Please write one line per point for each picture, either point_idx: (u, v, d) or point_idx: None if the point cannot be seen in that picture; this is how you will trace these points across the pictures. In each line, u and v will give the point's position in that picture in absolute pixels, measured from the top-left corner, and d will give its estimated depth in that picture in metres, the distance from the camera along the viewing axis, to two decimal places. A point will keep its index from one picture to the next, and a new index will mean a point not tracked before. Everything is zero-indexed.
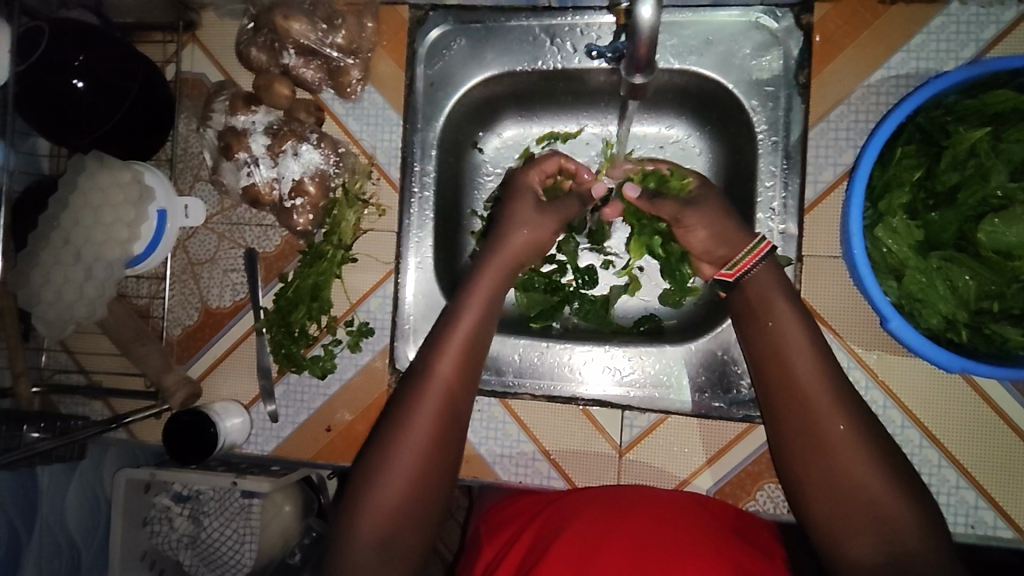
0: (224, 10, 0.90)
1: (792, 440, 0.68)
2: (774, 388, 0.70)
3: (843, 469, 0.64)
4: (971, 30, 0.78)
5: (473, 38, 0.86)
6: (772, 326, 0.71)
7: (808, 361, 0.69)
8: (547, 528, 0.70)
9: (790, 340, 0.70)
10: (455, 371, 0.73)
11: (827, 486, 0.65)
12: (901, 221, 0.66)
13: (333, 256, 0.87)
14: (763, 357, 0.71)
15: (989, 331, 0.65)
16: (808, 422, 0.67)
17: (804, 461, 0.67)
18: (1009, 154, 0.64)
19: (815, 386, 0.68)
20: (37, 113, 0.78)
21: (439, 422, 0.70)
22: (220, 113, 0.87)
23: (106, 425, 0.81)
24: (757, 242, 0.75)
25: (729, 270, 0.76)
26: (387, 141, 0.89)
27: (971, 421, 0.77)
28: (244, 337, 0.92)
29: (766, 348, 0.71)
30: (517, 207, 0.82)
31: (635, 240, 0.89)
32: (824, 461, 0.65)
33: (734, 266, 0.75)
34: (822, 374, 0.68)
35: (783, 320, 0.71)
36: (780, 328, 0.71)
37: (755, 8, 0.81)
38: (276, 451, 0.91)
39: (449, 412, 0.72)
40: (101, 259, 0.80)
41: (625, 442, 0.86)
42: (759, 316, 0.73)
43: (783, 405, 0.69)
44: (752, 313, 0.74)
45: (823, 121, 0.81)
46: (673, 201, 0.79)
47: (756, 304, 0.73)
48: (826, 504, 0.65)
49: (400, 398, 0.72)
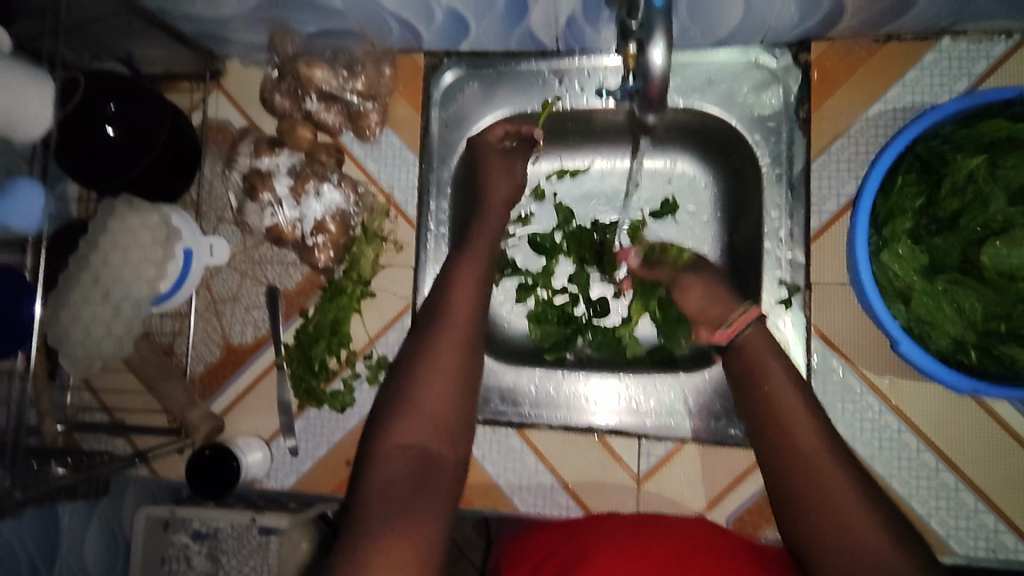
0: (248, 60, 0.95)
1: (790, 481, 0.69)
2: (768, 434, 0.72)
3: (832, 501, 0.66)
4: (963, 65, 0.82)
5: (485, 81, 0.91)
6: (767, 386, 0.74)
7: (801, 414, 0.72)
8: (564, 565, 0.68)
9: (778, 378, 0.74)
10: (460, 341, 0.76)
11: (826, 525, 0.65)
12: (905, 246, 0.69)
13: (353, 291, 0.90)
14: (756, 409, 0.74)
15: (999, 352, 0.66)
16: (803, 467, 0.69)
17: (802, 501, 0.68)
18: (1007, 180, 0.66)
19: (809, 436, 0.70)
20: (71, 160, 0.79)
21: (438, 422, 0.73)
22: (245, 157, 0.91)
23: (131, 460, 0.83)
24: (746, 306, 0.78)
25: (723, 330, 0.78)
26: (404, 180, 0.93)
27: (987, 443, 0.78)
28: (265, 373, 0.93)
29: (759, 401, 0.74)
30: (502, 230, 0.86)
31: (637, 302, 0.92)
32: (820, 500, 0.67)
33: (729, 325, 0.78)
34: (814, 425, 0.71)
35: (777, 378, 0.74)
36: (773, 385, 0.74)
37: (755, 48, 0.85)
38: (295, 486, 0.92)
39: (459, 378, 0.75)
40: (129, 297, 0.82)
41: (642, 472, 0.87)
42: (752, 373, 0.75)
43: (775, 453, 0.71)
44: (744, 366, 0.77)
45: (825, 153, 0.85)
46: (670, 267, 0.87)
47: (751, 365, 0.76)
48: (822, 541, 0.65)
49: (398, 401, 0.75)
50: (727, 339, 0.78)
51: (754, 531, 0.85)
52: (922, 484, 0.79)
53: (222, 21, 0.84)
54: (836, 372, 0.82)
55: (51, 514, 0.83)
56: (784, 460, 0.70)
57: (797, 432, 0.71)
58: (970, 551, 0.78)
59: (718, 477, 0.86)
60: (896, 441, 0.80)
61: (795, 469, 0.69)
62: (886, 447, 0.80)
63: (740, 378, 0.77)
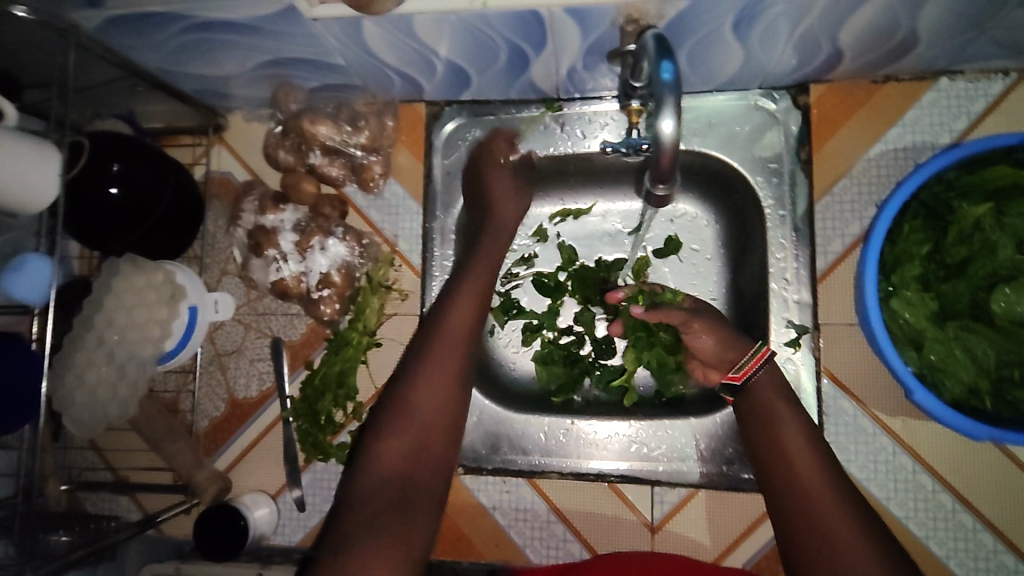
0: (250, 114, 0.95)
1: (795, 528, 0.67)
2: (775, 477, 0.71)
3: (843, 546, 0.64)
4: (962, 104, 0.82)
5: (487, 129, 0.91)
6: (776, 429, 0.73)
7: (810, 460, 0.70)
8: None
9: (785, 419, 0.73)
10: (461, 334, 0.80)
11: (827, 573, 0.63)
12: (914, 292, 0.69)
13: (359, 341, 0.89)
14: (764, 452, 0.73)
15: (1013, 398, 0.66)
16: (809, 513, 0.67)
17: (809, 551, 0.65)
18: (1013, 228, 0.66)
19: (819, 481, 0.69)
20: (77, 222, 0.79)
21: (432, 414, 0.76)
22: (249, 214, 0.91)
23: (141, 527, 0.80)
24: (758, 347, 0.77)
25: (735, 373, 0.76)
26: (408, 229, 0.93)
27: (1003, 483, 0.78)
28: (270, 426, 0.92)
29: (768, 443, 0.73)
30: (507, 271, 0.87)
31: (630, 351, 0.89)
32: (824, 546, 0.65)
33: (741, 368, 0.76)
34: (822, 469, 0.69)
35: (788, 421, 0.73)
36: (784, 429, 0.72)
37: (753, 91, 0.86)
38: (303, 542, 0.91)
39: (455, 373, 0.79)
40: (134, 357, 0.82)
41: (656, 519, 0.86)
42: (762, 414, 0.74)
43: (784, 498, 0.69)
44: (754, 411, 0.75)
45: (828, 194, 0.85)
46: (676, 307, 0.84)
47: (760, 408, 0.75)
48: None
49: (398, 390, 0.78)
50: (738, 381, 0.76)
51: None
52: (940, 525, 0.78)
53: (225, 80, 0.85)
54: (848, 413, 0.81)
55: None
56: (792, 505, 0.68)
57: (805, 476, 0.69)
58: None
59: (733, 523, 0.85)
60: (912, 482, 0.79)
61: (798, 514, 0.67)
62: (901, 488, 0.79)
63: (750, 416, 0.75)
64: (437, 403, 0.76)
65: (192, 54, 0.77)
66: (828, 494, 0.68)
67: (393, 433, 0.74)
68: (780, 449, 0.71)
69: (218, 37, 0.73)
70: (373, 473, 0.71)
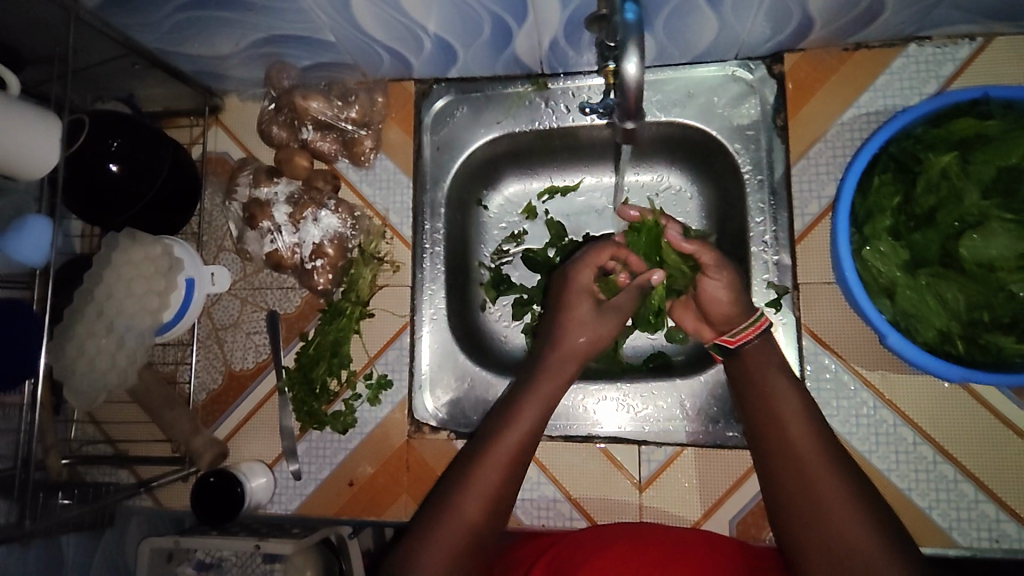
0: (245, 95, 0.98)
1: (784, 485, 0.69)
2: (766, 444, 0.72)
3: (836, 524, 0.64)
4: (931, 68, 0.85)
5: (474, 105, 0.94)
6: (765, 390, 0.75)
7: (800, 419, 0.72)
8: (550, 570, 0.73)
9: (775, 384, 0.75)
10: (545, 404, 0.79)
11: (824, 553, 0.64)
12: (886, 243, 0.72)
13: (352, 312, 0.92)
14: (757, 414, 0.75)
15: (984, 341, 0.69)
16: (797, 468, 0.69)
17: (794, 511, 0.67)
18: (978, 174, 0.70)
19: (807, 440, 0.70)
20: (77, 198, 0.82)
21: (518, 456, 0.75)
22: (244, 187, 0.94)
23: (135, 489, 0.85)
24: (757, 315, 0.79)
25: (729, 337, 0.80)
26: (399, 203, 0.96)
27: (981, 434, 0.79)
28: (267, 397, 0.95)
29: (761, 404, 0.75)
30: (574, 311, 0.84)
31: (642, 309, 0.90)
32: (819, 524, 0.65)
33: (735, 333, 0.79)
34: (810, 429, 0.71)
35: (772, 378, 0.76)
36: (773, 388, 0.75)
37: (730, 62, 0.89)
38: (299, 510, 0.92)
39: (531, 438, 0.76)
40: (133, 328, 0.84)
41: (644, 478, 0.88)
42: (753, 379, 0.77)
43: (775, 457, 0.71)
44: (743, 374, 0.78)
45: (804, 158, 0.87)
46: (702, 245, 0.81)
47: (750, 371, 0.77)
48: (806, 544, 0.66)
49: (475, 447, 0.75)
50: (733, 346, 0.80)
51: (759, 533, 0.84)
52: (921, 476, 0.80)
53: (220, 59, 0.88)
54: (829, 369, 0.83)
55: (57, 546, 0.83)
56: (777, 462, 0.71)
57: (794, 436, 0.71)
58: (973, 542, 0.78)
59: (720, 479, 0.86)
60: (893, 435, 0.81)
61: (795, 486, 0.68)
62: (882, 441, 0.81)
63: (742, 381, 0.78)
64: (523, 447, 0.75)
65: (188, 33, 0.80)
66: (817, 454, 0.69)
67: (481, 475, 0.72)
68: (771, 409, 0.73)
69: (214, 15, 0.76)
70: (452, 512, 0.70)
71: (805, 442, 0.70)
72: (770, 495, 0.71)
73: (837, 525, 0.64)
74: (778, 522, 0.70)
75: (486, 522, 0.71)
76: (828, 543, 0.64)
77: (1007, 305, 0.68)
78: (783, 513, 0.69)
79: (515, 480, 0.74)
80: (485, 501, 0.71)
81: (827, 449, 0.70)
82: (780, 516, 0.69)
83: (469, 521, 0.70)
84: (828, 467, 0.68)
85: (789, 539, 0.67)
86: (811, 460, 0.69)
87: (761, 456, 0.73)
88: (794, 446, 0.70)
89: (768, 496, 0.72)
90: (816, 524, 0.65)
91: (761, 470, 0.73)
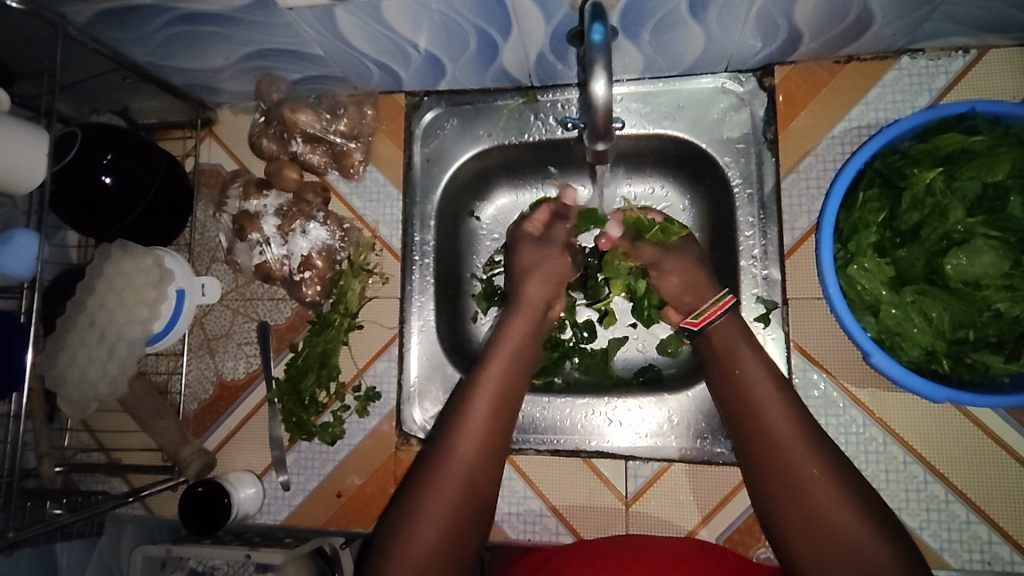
0: (237, 107, 0.99)
1: (765, 470, 0.69)
2: (747, 428, 0.72)
3: (823, 511, 0.65)
4: (923, 81, 0.84)
5: (464, 117, 0.94)
6: (739, 375, 0.74)
7: (778, 405, 0.71)
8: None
9: (748, 364, 0.75)
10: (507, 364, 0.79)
11: (816, 538, 0.64)
12: (871, 260, 0.75)
13: (340, 323, 0.92)
14: (733, 397, 0.74)
15: (971, 360, 0.72)
16: (774, 449, 0.69)
17: (780, 495, 0.68)
18: (964, 191, 0.72)
19: (784, 424, 0.69)
20: (68, 209, 0.82)
21: (490, 424, 0.75)
22: (234, 199, 0.95)
23: (124, 498, 0.84)
24: (722, 295, 0.80)
25: (694, 319, 0.81)
26: (389, 215, 0.96)
27: (974, 454, 0.78)
28: (256, 408, 0.95)
29: (736, 386, 0.74)
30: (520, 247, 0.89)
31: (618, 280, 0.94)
32: (805, 509, 0.66)
33: (700, 315, 0.80)
34: (788, 412, 0.70)
35: (747, 362, 0.75)
36: (750, 372, 0.74)
37: (720, 74, 0.88)
38: (288, 520, 0.93)
39: (499, 404, 0.77)
40: (123, 338, 0.84)
41: (630, 494, 0.87)
42: (723, 361, 0.77)
43: (753, 439, 0.71)
44: (716, 354, 0.78)
45: (794, 171, 0.86)
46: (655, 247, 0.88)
47: (722, 352, 0.77)
48: (791, 526, 0.66)
49: (447, 419, 0.76)
50: (695, 327, 0.81)
51: (745, 551, 0.84)
52: (912, 496, 0.79)
53: (212, 73, 0.88)
54: (818, 387, 0.82)
55: (48, 554, 0.84)
56: (756, 444, 0.71)
57: (771, 416, 0.70)
58: (965, 565, 0.77)
59: (707, 496, 0.85)
60: (883, 454, 0.80)
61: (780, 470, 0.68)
62: (872, 459, 0.80)
63: (717, 361, 0.78)
64: (495, 412, 0.76)
65: (178, 47, 0.81)
66: (796, 435, 0.69)
67: (460, 436, 0.74)
68: (745, 392, 0.73)
69: (202, 30, 0.76)
70: (439, 477, 0.71)
71: (782, 422, 0.70)
72: (754, 479, 0.71)
73: (821, 505, 0.65)
74: (766, 511, 0.69)
75: (473, 483, 0.72)
76: (815, 524, 0.65)
77: (992, 322, 0.71)
78: (766, 493, 0.69)
79: (499, 438, 0.76)
80: (467, 465, 0.72)
81: (808, 432, 0.69)
82: (764, 496, 0.69)
83: (458, 484, 0.71)
84: (809, 449, 0.68)
85: (778, 527, 0.68)
86: (787, 440, 0.69)
87: (738, 438, 0.73)
88: (771, 427, 0.70)
89: (749, 476, 0.72)
90: (805, 513, 0.65)
91: (740, 453, 0.73)
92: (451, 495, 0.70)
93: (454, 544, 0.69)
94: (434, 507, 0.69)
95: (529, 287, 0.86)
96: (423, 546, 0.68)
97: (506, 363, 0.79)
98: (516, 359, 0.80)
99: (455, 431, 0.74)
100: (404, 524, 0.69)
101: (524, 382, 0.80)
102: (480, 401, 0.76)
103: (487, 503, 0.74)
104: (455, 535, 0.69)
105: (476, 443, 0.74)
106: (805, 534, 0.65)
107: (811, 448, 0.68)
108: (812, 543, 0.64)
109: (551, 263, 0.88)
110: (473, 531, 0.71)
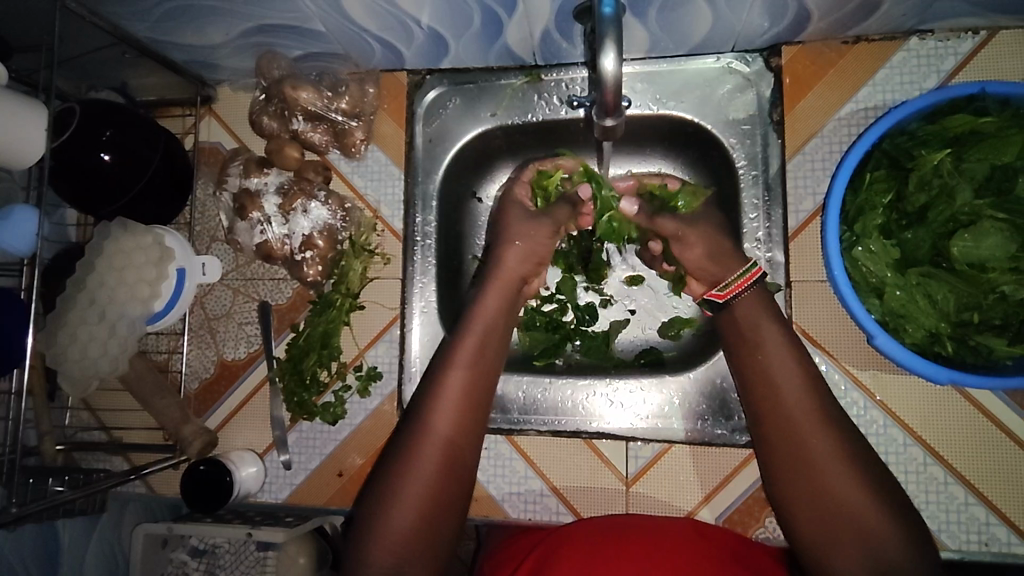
0: (237, 85, 0.99)
1: (776, 441, 0.70)
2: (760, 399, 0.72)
3: (825, 484, 0.65)
4: (931, 63, 0.84)
5: (467, 96, 0.93)
6: (760, 350, 0.73)
7: (801, 394, 0.70)
8: (547, 558, 0.71)
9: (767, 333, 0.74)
10: (486, 325, 0.79)
11: (819, 509, 0.65)
12: (877, 242, 0.76)
13: (342, 304, 0.91)
14: (751, 375, 0.74)
15: (975, 342, 0.73)
16: (782, 430, 0.69)
17: (786, 466, 0.68)
18: (972, 172, 0.73)
19: (804, 403, 0.69)
20: (67, 185, 0.81)
21: (468, 387, 0.75)
22: (235, 177, 0.94)
23: (126, 476, 0.83)
24: (748, 267, 0.78)
25: (719, 292, 0.78)
26: (390, 195, 0.96)
27: (973, 437, 0.79)
28: (258, 387, 0.95)
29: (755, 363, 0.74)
30: (512, 218, 0.87)
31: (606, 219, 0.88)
32: (807, 480, 0.66)
33: (725, 287, 0.78)
34: (806, 387, 0.71)
35: (771, 340, 0.73)
36: (762, 354, 0.73)
37: (726, 54, 0.87)
38: (289, 499, 0.93)
39: (478, 372, 0.77)
40: (123, 316, 0.84)
41: (631, 475, 0.88)
42: (746, 337, 0.76)
43: (766, 414, 0.71)
44: (737, 329, 0.77)
45: (799, 153, 0.86)
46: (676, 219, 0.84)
47: (744, 322, 0.76)
48: (797, 499, 0.67)
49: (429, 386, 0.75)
50: (721, 300, 0.78)
51: (745, 530, 0.85)
52: (912, 477, 0.79)
53: (212, 49, 0.87)
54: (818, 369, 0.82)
55: (52, 532, 0.85)
56: (768, 425, 0.71)
57: (786, 396, 0.70)
58: (962, 545, 0.78)
59: (708, 476, 0.86)
60: (884, 436, 0.80)
61: (789, 441, 0.69)
62: (872, 442, 0.80)
63: (734, 343, 0.77)
64: (475, 377, 0.76)
65: (177, 23, 0.79)
66: (813, 416, 0.69)
67: (434, 411, 0.73)
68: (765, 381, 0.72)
69: (202, 3, 0.74)
70: (415, 454, 0.71)
71: (803, 406, 0.69)
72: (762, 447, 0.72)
73: (832, 485, 0.65)
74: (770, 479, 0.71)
75: (452, 456, 0.72)
76: (821, 501, 0.65)
77: (997, 305, 0.72)
78: (773, 472, 0.70)
79: (476, 416, 0.75)
80: (444, 442, 0.72)
81: (825, 410, 0.69)
82: (770, 468, 0.70)
83: (436, 455, 0.71)
84: (820, 430, 0.68)
85: (783, 497, 0.69)
86: (803, 422, 0.68)
87: (753, 415, 0.73)
88: (786, 408, 0.70)
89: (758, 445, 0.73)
90: (810, 483, 0.66)
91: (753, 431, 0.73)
92: (427, 471, 0.70)
93: (438, 518, 0.69)
94: (416, 478, 0.69)
95: (500, 268, 0.83)
96: (401, 525, 0.67)
97: (485, 342, 0.78)
98: (488, 332, 0.79)
99: (429, 405, 0.74)
100: (383, 505, 0.69)
101: (495, 360, 0.79)
102: (453, 375, 0.75)
103: (468, 478, 0.74)
104: (437, 512, 0.69)
105: (450, 421, 0.73)
106: (813, 515, 0.66)
107: (829, 431, 0.67)
108: (815, 519, 0.65)
109: (534, 238, 0.85)
110: (457, 498, 0.71)
